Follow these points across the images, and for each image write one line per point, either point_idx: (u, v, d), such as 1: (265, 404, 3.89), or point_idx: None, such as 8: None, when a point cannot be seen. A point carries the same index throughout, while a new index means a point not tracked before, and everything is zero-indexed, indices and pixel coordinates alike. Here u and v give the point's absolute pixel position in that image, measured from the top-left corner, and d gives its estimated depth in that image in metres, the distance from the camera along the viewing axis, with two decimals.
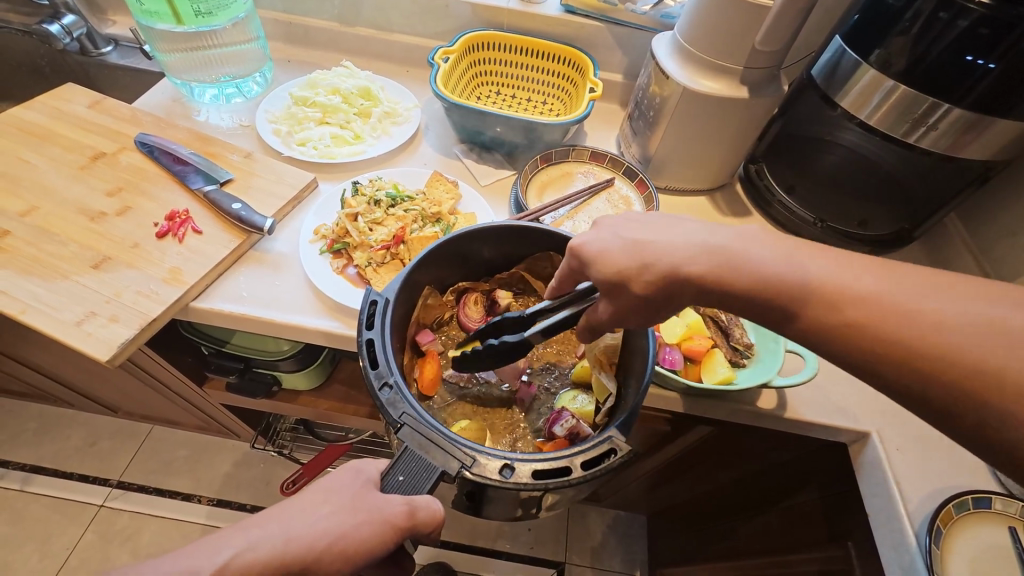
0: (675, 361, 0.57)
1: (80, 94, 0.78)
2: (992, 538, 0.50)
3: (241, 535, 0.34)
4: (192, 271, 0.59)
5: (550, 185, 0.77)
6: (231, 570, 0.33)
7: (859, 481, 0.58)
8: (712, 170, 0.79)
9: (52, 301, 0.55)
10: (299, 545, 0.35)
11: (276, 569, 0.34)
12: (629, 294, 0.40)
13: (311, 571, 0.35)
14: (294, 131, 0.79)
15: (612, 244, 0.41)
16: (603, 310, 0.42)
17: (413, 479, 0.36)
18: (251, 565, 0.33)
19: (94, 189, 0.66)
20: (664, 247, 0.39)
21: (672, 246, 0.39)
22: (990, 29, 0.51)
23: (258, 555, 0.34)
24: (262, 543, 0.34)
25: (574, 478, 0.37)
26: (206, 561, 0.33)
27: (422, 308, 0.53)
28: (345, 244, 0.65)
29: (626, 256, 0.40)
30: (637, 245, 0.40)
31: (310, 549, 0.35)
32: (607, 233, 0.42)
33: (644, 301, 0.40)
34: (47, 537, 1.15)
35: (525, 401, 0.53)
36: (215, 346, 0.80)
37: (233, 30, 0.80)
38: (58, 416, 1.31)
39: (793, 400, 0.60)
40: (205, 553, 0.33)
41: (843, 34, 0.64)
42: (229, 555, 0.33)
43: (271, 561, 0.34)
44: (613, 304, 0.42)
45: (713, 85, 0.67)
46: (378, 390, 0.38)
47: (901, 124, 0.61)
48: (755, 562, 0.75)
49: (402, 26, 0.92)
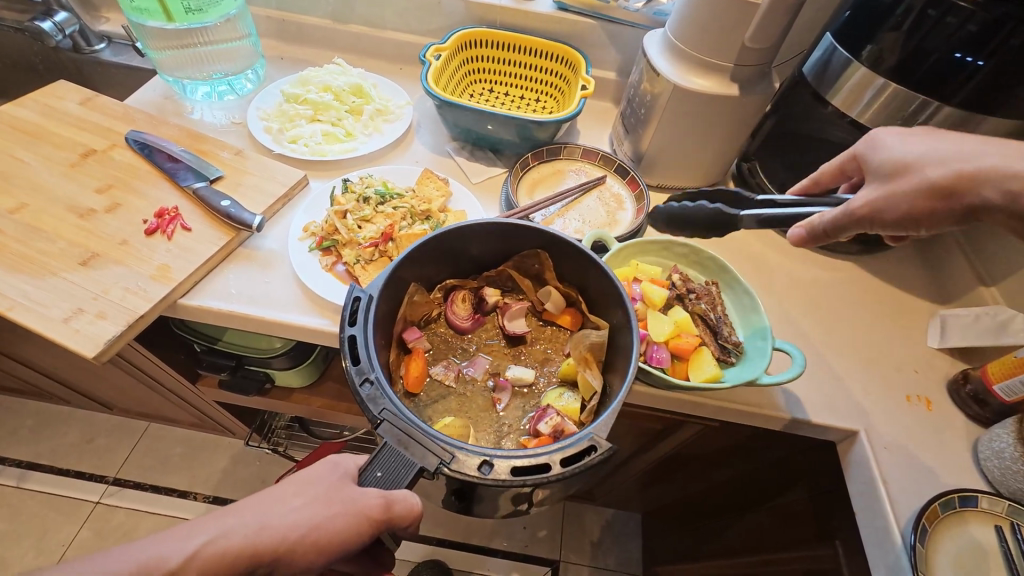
0: (662, 359, 0.56)
1: (72, 91, 0.78)
2: (978, 537, 0.50)
3: (215, 523, 0.35)
4: (181, 268, 0.60)
5: (541, 183, 0.77)
6: (202, 558, 0.33)
7: (847, 479, 0.58)
8: (703, 167, 0.78)
9: (40, 298, 0.55)
10: (271, 536, 0.35)
11: (248, 557, 0.34)
12: (898, 193, 0.45)
13: (283, 561, 0.35)
14: (286, 129, 0.79)
15: (891, 148, 0.48)
16: (900, 202, 0.44)
17: (390, 474, 0.36)
18: (223, 555, 0.33)
19: (84, 186, 0.66)
20: (947, 155, 0.44)
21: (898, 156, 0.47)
22: (979, 25, 0.51)
23: (230, 544, 0.34)
24: (235, 532, 0.34)
25: (553, 475, 0.36)
26: (178, 549, 0.33)
27: (409, 305, 0.53)
28: (334, 242, 0.64)
29: (905, 158, 0.46)
30: (913, 150, 0.46)
31: (283, 539, 0.35)
32: (893, 140, 0.48)
33: (918, 194, 0.44)
34: (43, 534, 1.16)
35: (503, 401, 0.53)
36: (207, 343, 0.80)
37: (225, 27, 0.80)
38: (55, 413, 1.31)
39: (779, 397, 0.60)
40: (176, 541, 0.33)
41: (834, 33, 0.64)
42: (201, 543, 0.33)
43: (246, 554, 0.34)
44: (878, 199, 0.45)
45: (702, 82, 0.67)
46: (359, 386, 0.38)
47: (892, 121, 0.61)
48: (747, 560, 0.75)
49: (395, 23, 0.92)
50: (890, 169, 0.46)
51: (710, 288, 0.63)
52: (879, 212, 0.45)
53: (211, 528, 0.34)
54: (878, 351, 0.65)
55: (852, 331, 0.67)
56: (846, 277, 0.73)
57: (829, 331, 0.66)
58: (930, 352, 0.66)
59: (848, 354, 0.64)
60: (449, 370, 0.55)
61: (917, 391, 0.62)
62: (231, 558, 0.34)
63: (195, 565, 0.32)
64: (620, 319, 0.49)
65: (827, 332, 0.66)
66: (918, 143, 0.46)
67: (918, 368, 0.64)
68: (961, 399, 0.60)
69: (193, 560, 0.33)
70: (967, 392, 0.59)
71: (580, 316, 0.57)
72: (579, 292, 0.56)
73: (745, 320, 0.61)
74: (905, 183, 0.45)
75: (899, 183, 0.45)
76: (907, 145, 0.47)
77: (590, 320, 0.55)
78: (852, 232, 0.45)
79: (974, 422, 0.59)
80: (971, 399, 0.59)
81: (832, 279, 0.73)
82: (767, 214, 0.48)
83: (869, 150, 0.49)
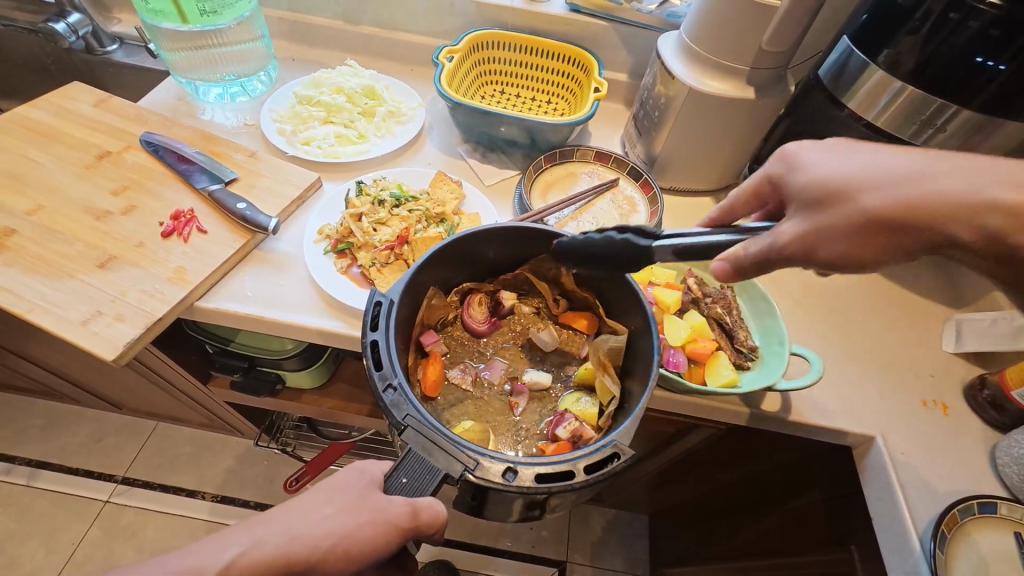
0: (679, 363, 0.57)
1: (86, 93, 0.78)
2: (997, 544, 0.50)
3: (246, 533, 0.35)
4: (197, 270, 0.60)
5: (554, 185, 0.77)
6: (237, 568, 0.33)
7: (864, 484, 0.58)
8: (718, 170, 0.78)
9: (59, 300, 0.55)
10: (302, 544, 0.35)
11: (279, 566, 0.34)
12: (852, 213, 0.36)
13: (316, 569, 0.35)
14: (299, 130, 0.79)
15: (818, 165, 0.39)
16: (836, 238, 0.36)
17: (416, 481, 0.37)
18: (257, 564, 0.33)
19: (100, 189, 0.66)
20: (897, 181, 0.35)
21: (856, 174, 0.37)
22: (1001, 30, 0.50)
23: (263, 553, 0.34)
24: (267, 541, 0.35)
25: (577, 482, 0.37)
26: (213, 558, 0.33)
27: (427, 309, 0.53)
28: (349, 245, 0.65)
29: (832, 179, 0.38)
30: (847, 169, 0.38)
31: (316, 548, 0.35)
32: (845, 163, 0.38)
33: (846, 226, 0.36)
34: (54, 532, 1.16)
35: (520, 406, 0.53)
36: (219, 345, 0.80)
37: (239, 29, 0.80)
38: (64, 412, 1.32)
39: (796, 401, 0.60)
40: (208, 550, 0.33)
41: (851, 34, 0.64)
42: (233, 555, 0.33)
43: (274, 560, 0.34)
44: (805, 233, 0.37)
45: (718, 85, 0.66)
46: (382, 392, 0.38)
47: (909, 124, 0.60)
48: (758, 563, 0.75)
49: (406, 25, 0.92)
50: (813, 194, 0.38)
51: (726, 292, 0.63)
52: (816, 244, 0.37)
53: (244, 538, 0.35)
54: (894, 355, 0.65)
55: (867, 335, 0.67)
56: (860, 280, 0.73)
57: (844, 335, 0.66)
58: (946, 356, 0.66)
59: (864, 358, 0.64)
60: (466, 373, 0.55)
61: (934, 396, 0.62)
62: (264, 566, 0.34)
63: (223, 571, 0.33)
64: (639, 324, 0.49)
65: (841, 336, 0.66)
66: (839, 161, 0.39)
67: (934, 373, 0.64)
68: (978, 404, 0.60)
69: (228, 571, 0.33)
70: (985, 397, 0.59)
71: (596, 319, 0.57)
72: (597, 296, 0.56)
73: (757, 324, 0.62)
74: (833, 218, 0.37)
75: (823, 215, 0.37)
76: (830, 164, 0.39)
77: (608, 324, 0.55)
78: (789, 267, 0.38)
79: (992, 428, 0.59)
80: (988, 404, 0.59)
81: (846, 283, 0.73)
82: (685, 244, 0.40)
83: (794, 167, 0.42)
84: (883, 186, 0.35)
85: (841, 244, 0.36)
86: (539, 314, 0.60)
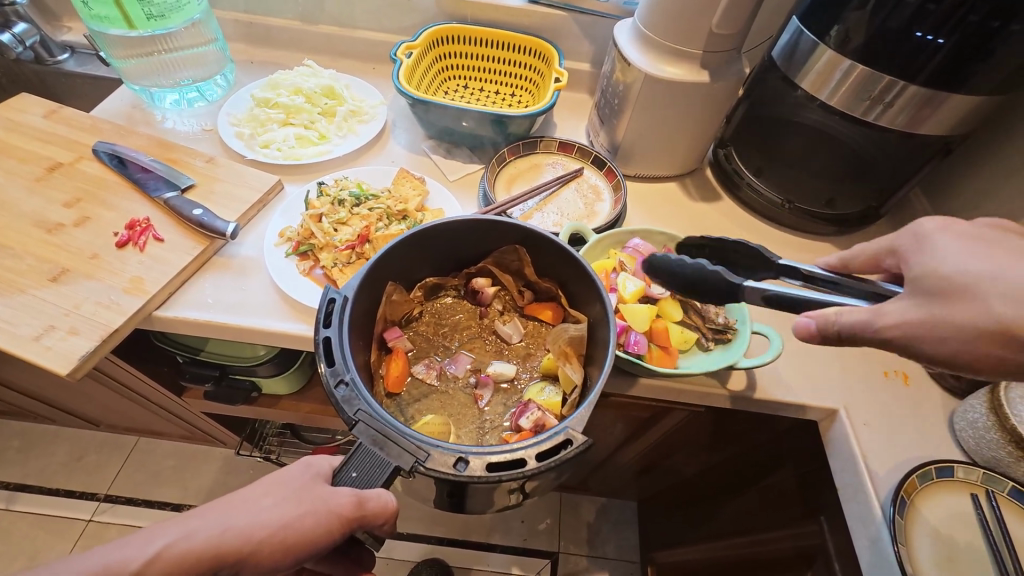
0: (640, 346, 0.56)
1: (36, 104, 0.76)
2: (954, 505, 0.51)
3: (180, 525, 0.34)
4: (154, 279, 0.59)
5: (519, 178, 0.77)
6: (165, 560, 0.33)
7: (829, 456, 0.59)
8: (679, 155, 0.78)
9: (9, 316, 0.54)
10: (236, 535, 0.35)
11: (209, 559, 0.34)
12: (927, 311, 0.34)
13: (248, 560, 0.35)
14: (258, 134, 0.78)
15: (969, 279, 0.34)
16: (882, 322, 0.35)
17: (366, 474, 0.37)
18: (188, 553, 0.33)
19: (51, 201, 0.65)
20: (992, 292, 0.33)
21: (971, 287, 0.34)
22: (939, 4, 0.51)
23: (193, 544, 0.34)
24: (200, 532, 0.34)
25: (529, 469, 0.37)
26: (137, 552, 0.32)
27: (388, 305, 0.53)
28: (311, 246, 0.64)
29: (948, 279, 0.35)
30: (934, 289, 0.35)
31: (248, 540, 0.35)
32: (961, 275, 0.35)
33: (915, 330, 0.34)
34: (35, 554, 1.14)
35: (485, 399, 0.53)
36: (189, 355, 0.79)
37: (191, 32, 0.79)
38: (41, 433, 1.29)
39: (760, 378, 0.60)
40: (137, 543, 0.33)
41: (800, 16, 0.65)
42: (162, 545, 0.33)
43: (213, 556, 0.34)
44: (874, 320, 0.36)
45: (674, 70, 0.67)
46: (333, 388, 0.38)
47: (859, 102, 0.61)
48: (738, 541, 0.76)
49: (366, 22, 0.91)
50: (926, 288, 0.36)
51: None
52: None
53: (175, 528, 0.34)
54: None
55: None
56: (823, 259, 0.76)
57: None
58: None
59: None
60: (431, 368, 0.55)
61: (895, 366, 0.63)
62: (189, 563, 0.33)
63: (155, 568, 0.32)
64: (598, 312, 0.50)
65: None
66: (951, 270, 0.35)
67: None
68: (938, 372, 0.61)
69: (155, 563, 0.32)
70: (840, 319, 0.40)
71: (560, 309, 0.57)
72: (559, 286, 0.56)
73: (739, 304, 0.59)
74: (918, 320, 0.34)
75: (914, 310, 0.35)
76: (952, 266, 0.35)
77: (571, 313, 0.55)
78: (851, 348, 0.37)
79: (951, 394, 0.61)
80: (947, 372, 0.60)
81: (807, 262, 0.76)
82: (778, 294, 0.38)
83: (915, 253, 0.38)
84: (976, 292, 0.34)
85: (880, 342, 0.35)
86: (505, 305, 0.60)
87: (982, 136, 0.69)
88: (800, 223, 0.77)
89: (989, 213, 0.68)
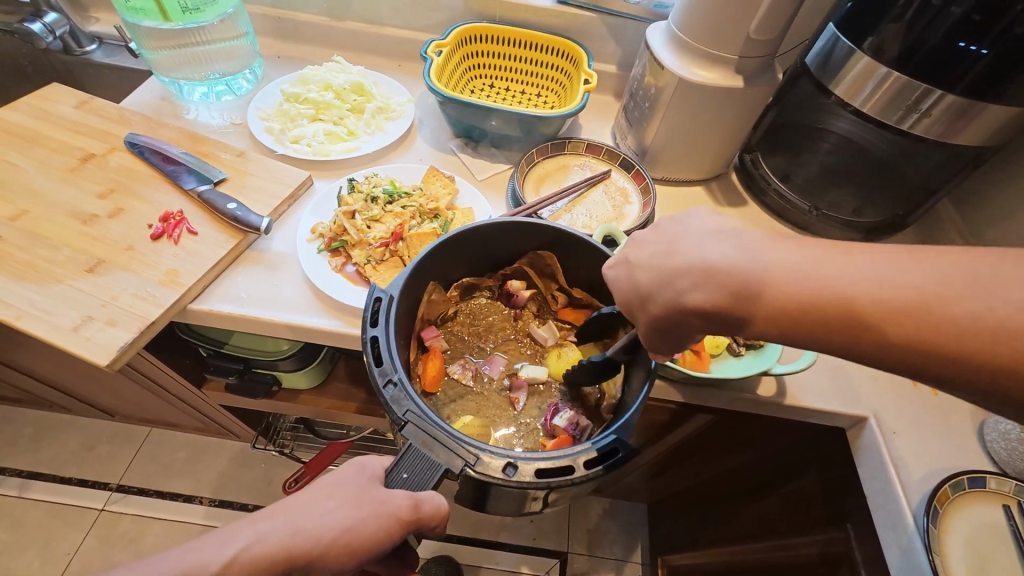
0: (673, 349, 0.57)
1: (67, 95, 0.76)
2: (987, 516, 0.51)
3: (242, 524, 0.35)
4: (189, 272, 0.59)
5: (547, 179, 0.77)
6: (240, 563, 0.33)
7: (858, 463, 0.59)
8: (707, 159, 0.78)
9: (48, 307, 0.54)
10: (305, 537, 0.35)
11: (283, 562, 0.34)
12: (674, 298, 0.39)
13: (316, 564, 0.35)
14: (287, 129, 0.78)
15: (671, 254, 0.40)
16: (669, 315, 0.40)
17: (416, 476, 0.37)
18: (259, 559, 0.34)
19: (86, 192, 0.65)
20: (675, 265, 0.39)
21: (674, 261, 0.39)
22: (983, 14, 0.51)
23: (266, 548, 0.34)
24: (271, 536, 0.35)
25: (577, 477, 0.37)
26: (216, 553, 0.33)
27: (427, 304, 0.53)
28: (343, 243, 0.64)
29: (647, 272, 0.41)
30: (656, 267, 0.41)
31: (317, 543, 0.35)
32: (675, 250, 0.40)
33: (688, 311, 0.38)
34: (48, 543, 1.15)
35: (521, 401, 0.53)
36: (213, 347, 0.79)
37: (222, 26, 0.79)
38: (54, 422, 1.30)
39: (791, 385, 0.61)
40: (213, 546, 0.33)
41: (836, 23, 0.64)
42: (236, 550, 0.33)
43: (271, 553, 0.34)
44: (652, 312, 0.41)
45: (707, 75, 0.67)
46: (382, 388, 0.38)
47: (894, 110, 0.61)
48: (757, 546, 0.76)
49: (393, 19, 0.91)
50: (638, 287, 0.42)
51: None
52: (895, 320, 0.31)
53: (245, 533, 0.35)
54: None
55: None
56: None
57: None
58: None
59: None
60: (467, 369, 0.55)
61: None
62: (267, 564, 0.34)
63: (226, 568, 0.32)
64: None
65: None
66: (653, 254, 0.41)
67: None
68: None
69: (231, 566, 0.33)
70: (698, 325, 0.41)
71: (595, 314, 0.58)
72: (595, 291, 0.56)
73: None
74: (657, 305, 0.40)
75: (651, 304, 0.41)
76: (679, 245, 0.40)
77: None
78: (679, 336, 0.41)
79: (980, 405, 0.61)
80: None
81: None
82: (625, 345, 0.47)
83: (634, 249, 0.43)
84: (685, 259, 0.39)
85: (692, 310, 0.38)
86: (538, 308, 0.61)
87: (1013, 147, 0.69)
88: (828, 232, 0.76)
89: (1019, 224, 0.68)
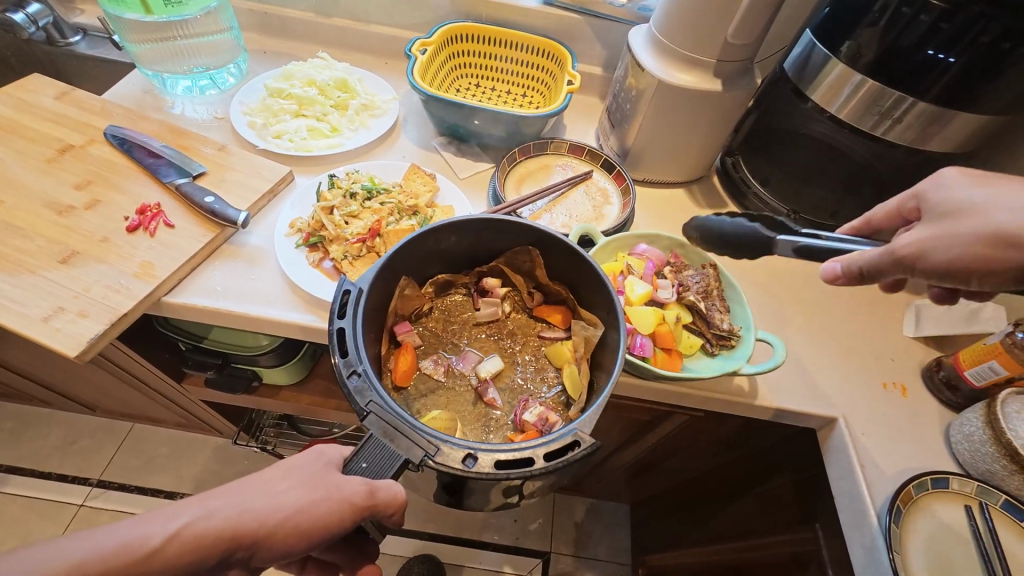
0: (644, 347, 0.57)
1: (48, 85, 0.76)
2: (949, 518, 0.52)
3: (193, 507, 0.35)
4: (164, 265, 0.59)
5: (528, 178, 0.78)
6: (183, 539, 0.33)
7: (827, 463, 0.60)
8: (688, 160, 0.79)
9: (18, 297, 0.54)
10: (253, 517, 0.36)
11: (227, 539, 0.34)
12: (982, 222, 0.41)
13: (263, 543, 0.36)
14: (270, 124, 0.78)
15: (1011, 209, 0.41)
16: (955, 247, 0.41)
17: (376, 465, 0.37)
18: (204, 534, 0.34)
19: (63, 183, 0.65)
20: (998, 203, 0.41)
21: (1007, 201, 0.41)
22: (951, 23, 0.52)
23: (212, 524, 0.34)
24: (218, 512, 0.35)
25: (536, 468, 0.37)
26: (160, 527, 0.33)
27: (400, 299, 0.53)
28: (321, 238, 0.64)
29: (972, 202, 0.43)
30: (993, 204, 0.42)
31: (264, 522, 0.36)
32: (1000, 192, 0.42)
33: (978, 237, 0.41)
34: (24, 539, 1.13)
35: (494, 400, 0.53)
36: (193, 342, 0.79)
37: (206, 20, 0.79)
38: (34, 416, 1.28)
39: (763, 386, 0.61)
40: (158, 519, 0.33)
41: (814, 29, 0.65)
42: (180, 525, 0.33)
43: (221, 535, 0.34)
44: (929, 239, 0.42)
45: (686, 77, 0.67)
46: (346, 378, 0.39)
47: (869, 117, 0.62)
48: (731, 545, 0.77)
49: (380, 16, 0.91)
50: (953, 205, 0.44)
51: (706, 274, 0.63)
52: None
53: (193, 509, 0.35)
54: (855, 338, 0.67)
55: (832, 321, 0.69)
56: None
57: (809, 322, 0.68)
58: (907, 340, 0.68)
59: (827, 343, 0.66)
60: (439, 364, 0.56)
61: (893, 378, 0.64)
62: (211, 540, 0.34)
63: (172, 544, 0.33)
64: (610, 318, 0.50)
65: (807, 323, 0.68)
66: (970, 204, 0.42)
67: (895, 356, 0.66)
68: (935, 385, 0.62)
69: (173, 541, 0.33)
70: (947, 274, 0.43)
71: (570, 312, 0.58)
72: (569, 289, 0.56)
73: (745, 313, 0.60)
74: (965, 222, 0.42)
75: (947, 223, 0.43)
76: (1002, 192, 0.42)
77: (582, 315, 0.55)
78: (895, 274, 0.43)
79: (947, 407, 0.62)
80: (943, 384, 0.61)
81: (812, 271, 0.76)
82: (807, 244, 0.46)
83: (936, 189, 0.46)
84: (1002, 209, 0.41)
85: (956, 251, 0.41)
86: (515, 307, 0.61)
87: (986, 154, 0.70)
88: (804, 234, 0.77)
89: None
